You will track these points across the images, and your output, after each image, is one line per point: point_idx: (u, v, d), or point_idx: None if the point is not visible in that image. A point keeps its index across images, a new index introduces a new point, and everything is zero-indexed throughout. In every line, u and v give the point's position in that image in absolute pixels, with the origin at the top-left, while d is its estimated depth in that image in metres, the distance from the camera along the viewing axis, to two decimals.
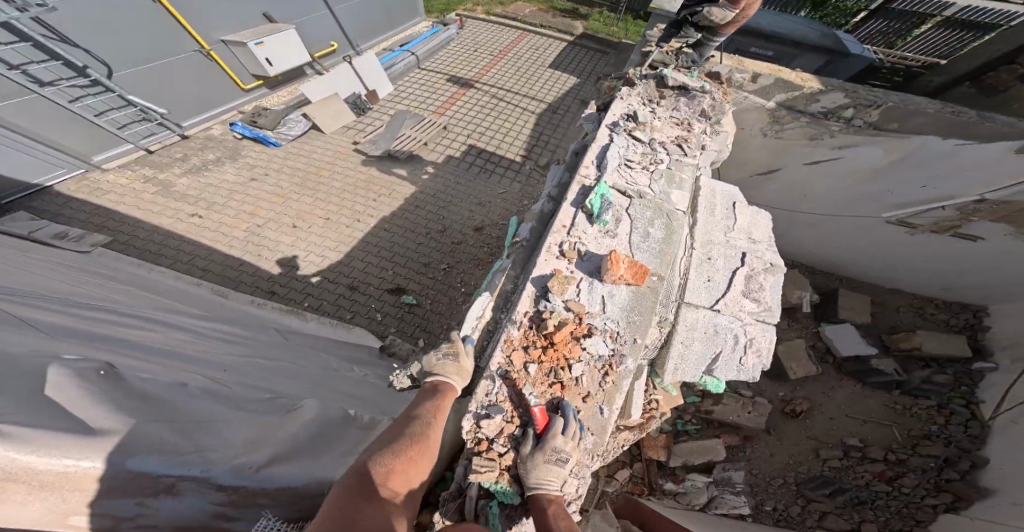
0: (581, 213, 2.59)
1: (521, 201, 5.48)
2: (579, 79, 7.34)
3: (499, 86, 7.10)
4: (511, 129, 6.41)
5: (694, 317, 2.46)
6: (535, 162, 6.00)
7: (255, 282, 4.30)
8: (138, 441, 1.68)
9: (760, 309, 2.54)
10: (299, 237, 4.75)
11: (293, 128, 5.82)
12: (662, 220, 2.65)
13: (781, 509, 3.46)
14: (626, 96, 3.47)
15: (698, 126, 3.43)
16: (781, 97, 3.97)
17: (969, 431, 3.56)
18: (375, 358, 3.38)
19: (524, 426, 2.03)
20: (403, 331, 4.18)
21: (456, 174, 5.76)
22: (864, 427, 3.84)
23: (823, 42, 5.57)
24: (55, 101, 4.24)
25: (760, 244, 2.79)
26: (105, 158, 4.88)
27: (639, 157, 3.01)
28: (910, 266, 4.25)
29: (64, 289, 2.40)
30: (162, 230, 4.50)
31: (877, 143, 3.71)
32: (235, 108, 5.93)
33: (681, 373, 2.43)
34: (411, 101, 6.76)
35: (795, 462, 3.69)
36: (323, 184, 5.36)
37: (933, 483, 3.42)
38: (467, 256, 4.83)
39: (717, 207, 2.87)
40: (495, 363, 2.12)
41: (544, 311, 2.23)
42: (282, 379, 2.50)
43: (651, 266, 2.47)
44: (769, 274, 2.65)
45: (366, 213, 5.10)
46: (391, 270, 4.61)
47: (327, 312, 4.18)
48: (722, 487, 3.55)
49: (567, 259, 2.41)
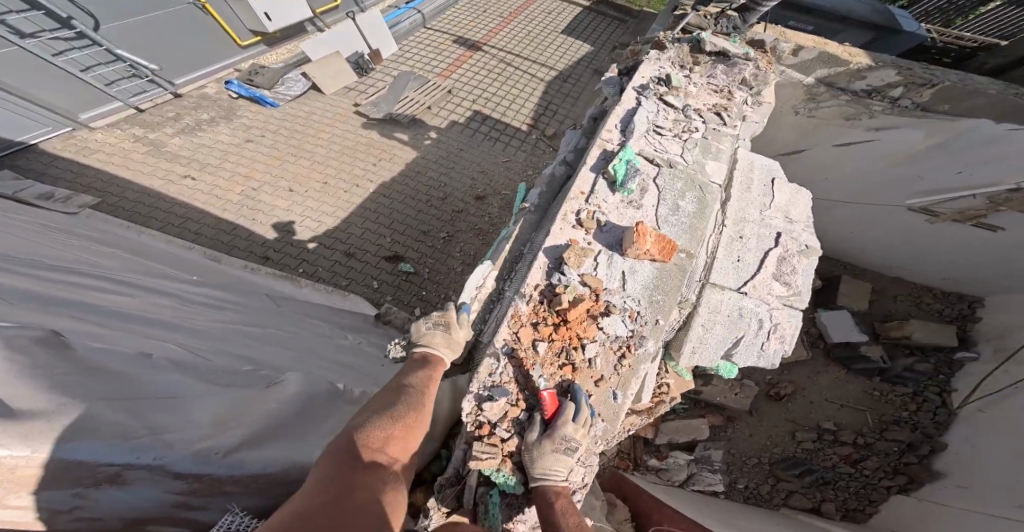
0: (602, 179, 2.42)
1: (525, 172, 5.33)
2: (593, 47, 7.00)
3: (509, 49, 6.80)
4: (518, 96, 6.18)
5: (719, 299, 2.36)
6: (542, 132, 5.80)
7: (248, 246, 4.31)
8: (85, 423, 1.50)
9: (789, 293, 2.42)
10: (295, 201, 4.71)
11: (292, 88, 5.68)
12: (694, 194, 2.49)
13: (750, 487, 3.62)
14: (657, 59, 3.19)
15: (738, 95, 3.14)
16: (821, 73, 3.51)
17: (936, 417, 3.72)
18: (369, 325, 3.41)
19: (530, 410, 1.91)
20: (399, 300, 4.17)
21: (459, 140, 5.61)
22: (840, 411, 3.90)
23: (873, 17, 5.09)
24: (39, 55, 4.15)
25: (797, 225, 2.65)
26: (92, 116, 4.82)
27: (669, 123, 2.79)
28: (929, 259, 4.04)
29: (36, 252, 2.33)
30: (151, 192, 4.50)
31: (920, 127, 3.31)
32: (232, 66, 5.80)
33: (698, 357, 2.35)
34: (416, 63, 6.53)
35: (773, 443, 3.76)
36: (321, 146, 5.27)
37: (891, 466, 3.62)
38: (467, 226, 4.76)
39: (754, 183, 2.73)
40: (500, 338, 2.00)
41: (557, 286, 2.10)
42: (266, 347, 2.47)
43: (679, 242, 2.31)
44: (803, 257, 2.52)
45: (365, 179, 5.03)
46: (388, 238, 4.58)
47: (322, 279, 4.20)
48: (699, 466, 3.65)
49: (584, 229, 2.25)
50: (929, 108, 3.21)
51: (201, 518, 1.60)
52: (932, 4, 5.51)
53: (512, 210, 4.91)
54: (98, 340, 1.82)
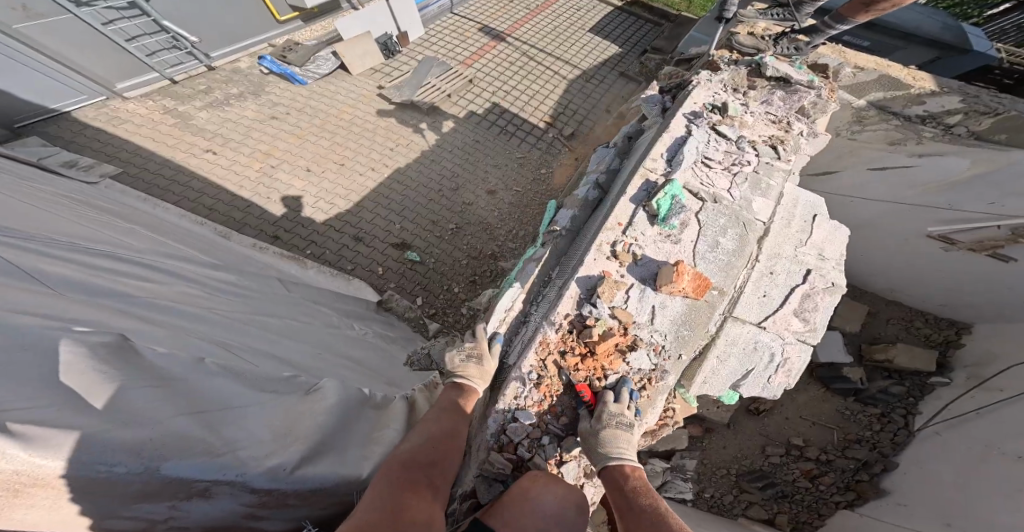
0: (643, 211, 2.50)
1: (538, 170, 5.44)
2: (621, 49, 6.96)
3: (533, 43, 6.81)
4: (539, 93, 6.23)
5: (738, 332, 2.56)
6: (559, 131, 5.87)
7: (260, 225, 4.53)
8: (166, 440, 1.55)
9: (805, 329, 2.68)
10: (312, 182, 4.92)
11: (321, 66, 5.80)
12: (735, 231, 2.59)
13: (714, 495, 3.87)
14: (708, 82, 3.19)
15: (796, 127, 3.19)
16: (878, 96, 3.50)
17: (894, 438, 3.91)
18: (371, 312, 3.69)
19: (547, 433, 2.16)
20: (402, 287, 4.39)
21: (476, 132, 5.71)
22: (810, 428, 4.10)
23: (943, 35, 4.98)
24: (89, 23, 4.37)
25: (828, 262, 2.86)
26: (128, 87, 5.04)
27: (721, 155, 2.83)
28: (925, 286, 4.17)
29: (74, 233, 2.45)
30: (172, 164, 4.73)
31: (968, 155, 3.25)
32: (266, 40, 5.92)
33: (708, 386, 2.56)
34: (441, 48, 6.58)
35: (742, 454, 3.99)
36: (342, 127, 5.44)
37: (845, 483, 3.82)
38: (476, 220, 4.91)
39: (794, 218, 2.90)
40: (528, 365, 2.19)
41: (587, 317, 2.27)
42: (287, 340, 2.61)
43: (714, 280, 2.46)
44: (827, 293, 2.75)
45: (380, 163, 5.20)
46: (398, 225, 4.76)
47: (328, 261, 4.43)
48: (673, 473, 3.87)
49: (619, 261, 2.37)
50: (983, 136, 3.19)
51: (265, 526, 1.81)
52: (1008, 21, 5.46)
53: (521, 206, 5.08)
54: (149, 341, 1.86)
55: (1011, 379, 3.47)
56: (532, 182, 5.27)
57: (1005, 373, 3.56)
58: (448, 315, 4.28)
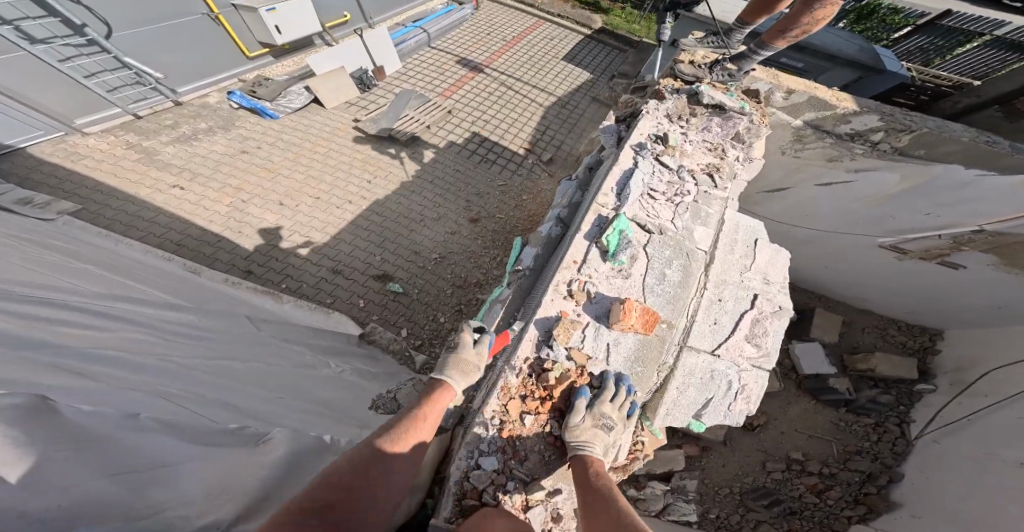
0: (595, 247, 2.41)
1: (519, 197, 5.40)
2: (592, 75, 7.15)
3: (510, 73, 6.92)
4: (518, 120, 6.28)
5: (694, 362, 2.43)
6: (539, 157, 5.90)
7: (232, 260, 4.30)
8: (76, 502, 1.36)
9: (758, 355, 2.56)
10: (286, 215, 4.73)
11: (293, 100, 5.71)
12: (680, 261, 2.52)
13: (720, 515, 3.63)
14: (654, 111, 3.19)
15: (731, 153, 3.17)
16: (811, 116, 3.40)
17: (893, 447, 3.86)
18: (350, 347, 3.46)
19: (513, 481, 1.91)
20: (386, 319, 4.18)
21: (457, 161, 5.67)
22: (807, 441, 4.00)
23: (860, 57, 5.24)
24: (45, 60, 4.18)
25: (773, 286, 2.82)
26: (89, 122, 4.81)
27: (665, 186, 2.79)
28: (894, 300, 4.28)
29: (18, 273, 2.23)
30: (135, 200, 4.48)
31: (896, 170, 3.29)
32: (236, 76, 5.84)
33: (670, 417, 2.40)
34: (420, 81, 6.61)
35: (744, 472, 3.84)
36: (317, 160, 5.31)
37: (852, 496, 3.66)
38: (460, 248, 4.80)
39: (737, 243, 2.88)
40: (491, 411, 1.99)
41: (546, 360, 2.13)
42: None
43: (661, 312, 2.36)
44: (774, 316, 2.67)
45: (358, 195, 5.07)
46: (379, 256, 4.59)
47: (305, 295, 4.20)
48: (675, 495, 3.57)
49: (574, 300, 2.25)
50: (906, 151, 3.19)
51: None
52: (912, 43, 5.93)
53: (506, 233, 4.97)
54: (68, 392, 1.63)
55: (994, 383, 3.52)
56: (515, 209, 5.20)
57: (986, 378, 3.62)
58: (435, 347, 4.08)
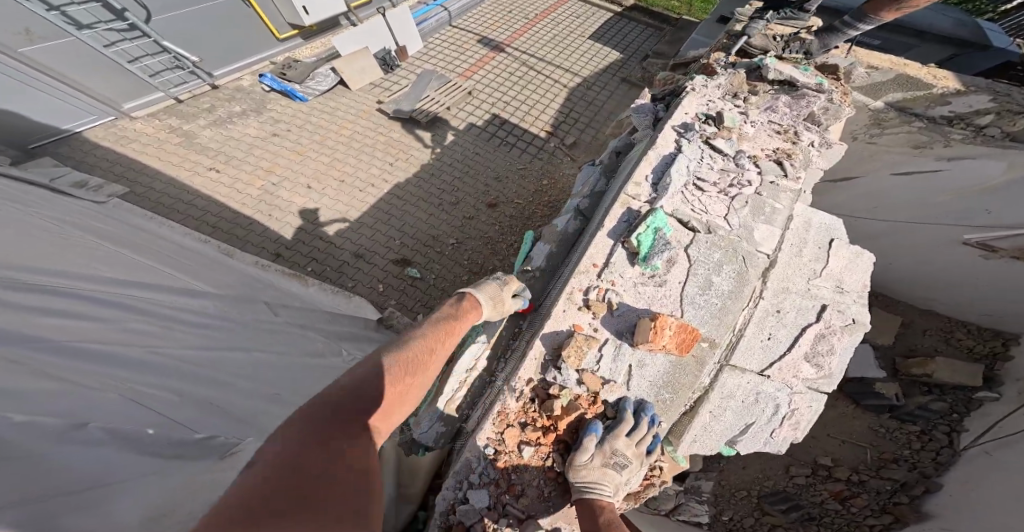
0: (621, 248, 1.87)
1: (539, 181, 5.15)
2: (622, 55, 6.76)
3: (532, 52, 6.65)
4: (539, 101, 6.02)
5: (736, 384, 1.82)
6: (561, 140, 5.60)
7: (262, 243, 4.42)
8: None
9: (817, 376, 1.88)
10: (312, 198, 4.79)
11: (321, 82, 5.73)
12: (732, 266, 1.87)
13: (734, 518, 2.85)
14: (702, 89, 2.52)
15: (805, 137, 2.41)
16: (896, 97, 3.14)
17: (936, 458, 2.74)
18: (372, 332, 3.34)
19: (505, 518, 1.62)
20: (403, 305, 4.18)
21: (476, 144, 5.51)
22: (840, 447, 3.00)
23: (959, 31, 4.64)
24: (91, 45, 4.36)
25: (849, 294, 1.97)
26: (136, 106, 5.02)
27: (716, 175, 2.13)
28: None
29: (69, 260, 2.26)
30: (177, 183, 4.66)
31: (1003, 157, 2.57)
32: (267, 59, 5.88)
33: (698, 444, 1.85)
34: (440, 61, 6.47)
35: (764, 475, 2.98)
36: (343, 143, 5.31)
37: (879, 505, 2.72)
38: (477, 234, 4.68)
39: (807, 243, 2.03)
40: (483, 438, 1.66)
41: (552, 384, 1.72)
42: (262, 353, 2.41)
43: (702, 329, 1.78)
44: (845, 332, 1.90)
45: (380, 178, 5.04)
46: (398, 241, 4.57)
47: (327, 278, 4.28)
48: (687, 495, 2.94)
49: (591, 312, 1.78)
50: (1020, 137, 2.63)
51: None
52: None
53: (523, 219, 4.77)
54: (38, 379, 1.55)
55: None
56: (536, 194, 5.00)
57: None
58: None
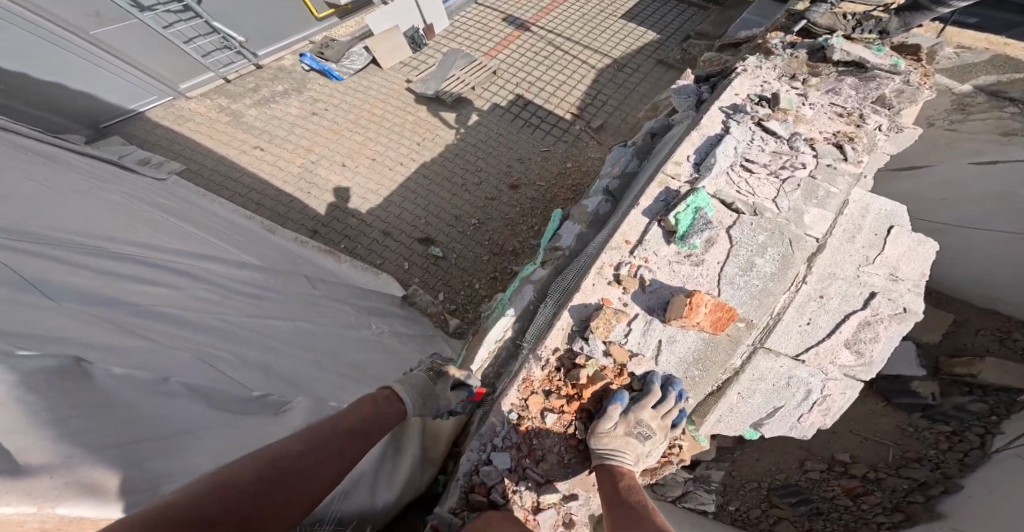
0: (657, 226, 1.84)
1: (563, 164, 5.01)
2: (660, 37, 6.27)
3: (560, 32, 6.38)
4: (566, 82, 5.78)
5: (769, 367, 1.81)
6: (587, 123, 5.36)
7: (301, 219, 4.53)
8: (81, 465, 1.22)
9: (857, 364, 1.84)
10: (347, 176, 4.85)
11: (355, 61, 5.68)
12: (777, 250, 1.82)
13: (740, 509, 2.75)
14: (756, 70, 2.41)
15: (871, 120, 2.22)
16: (986, 80, 2.77)
17: (964, 459, 2.52)
18: (394, 309, 3.37)
19: (524, 480, 1.69)
20: (426, 283, 4.23)
21: (499, 125, 5.40)
22: (861, 445, 2.81)
23: None
24: (152, 26, 4.52)
25: (902, 283, 1.87)
26: (190, 86, 5.15)
27: (767, 157, 2.05)
28: None
29: (152, 237, 2.45)
30: (227, 161, 4.80)
31: None
32: (305, 38, 5.84)
33: (722, 424, 1.87)
34: (466, 40, 6.34)
35: (776, 468, 2.83)
36: (375, 122, 5.31)
37: (893, 503, 2.56)
38: (498, 215, 4.63)
39: (861, 230, 1.91)
40: (507, 404, 1.71)
41: (579, 354, 1.74)
42: (306, 323, 2.56)
43: (740, 310, 1.77)
44: (894, 321, 1.83)
45: (407, 157, 5.05)
46: (424, 219, 4.61)
47: (359, 256, 4.36)
48: (695, 483, 2.82)
49: (622, 286, 1.77)
50: None
51: None
52: None
53: (545, 201, 4.70)
54: (125, 338, 1.73)
55: None
56: (561, 177, 4.87)
57: None
58: (468, 312, 4.07)
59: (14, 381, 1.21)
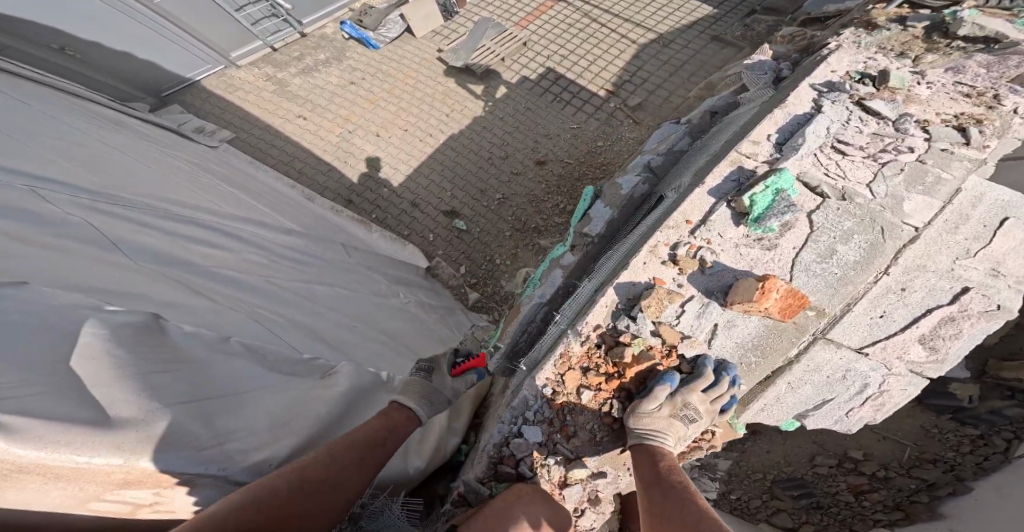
0: (726, 206, 1.73)
1: (594, 143, 4.82)
2: (715, 11, 5.74)
3: (598, 2, 5.98)
4: (604, 57, 5.50)
5: (828, 358, 1.76)
6: (623, 101, 5.11)
7: (338, 189, 4.56)
8: (154, 419, 1.35)
9: (928, 360, 1.81)
10: (381, 146, 4.80)
11: (392, 29, 5.52)
12: (866, 238, 1.69)
13: (742, 498, 2.76)
14: (852, 46, 2.19)
15: (1009, 101, 1.88)
16: None
17: (981, 463, 2.45)
18: (421, 280, 3.36)
19: (554, 455, 1.71)
20: (450, 255, 4.22)
21: (529, 99, 5.22)
22: (877, 443, 2.69)
23: None
24: None
25: (1003, 280, 1.71)
26: (241, 55, 5.17)
27: (864, 139, 1.85)
28: None
29: (211, 203, 2.54)
30: (271, 129, 4.84)
31: None
32: (345, 5, 5.68)
33: (765, 413, 1.87)
34: (498, 9, 6.02)
35: (785, 460, 2.75)
36: (408, 92, 5.21)
37: (895, 501, 2.54)
38: (523, 191, 4.52)
39: (968, 220, 1.71)
40: (542, 378, 1.68)
41: (623, 332, 1.69)
42: (345, 290, 2.61)
43: (813, 297, 1.69)
44: (982, 318, 1.75)
45: (438, 129, 4.95)
46: (451, 192, 4.55)
47: (389, 226, 4.37)
48: (700, 470, 2.80)
49: (678, 267, 1.70)
50: None
51: None
52: None
53: (574, 180, 4.54)
54: (186, 298, 1.82)
55: None
56: (591, 157, 4.70)
57: None
58: (488, 286, 4.03)
59: (106, 334, 1.38)
